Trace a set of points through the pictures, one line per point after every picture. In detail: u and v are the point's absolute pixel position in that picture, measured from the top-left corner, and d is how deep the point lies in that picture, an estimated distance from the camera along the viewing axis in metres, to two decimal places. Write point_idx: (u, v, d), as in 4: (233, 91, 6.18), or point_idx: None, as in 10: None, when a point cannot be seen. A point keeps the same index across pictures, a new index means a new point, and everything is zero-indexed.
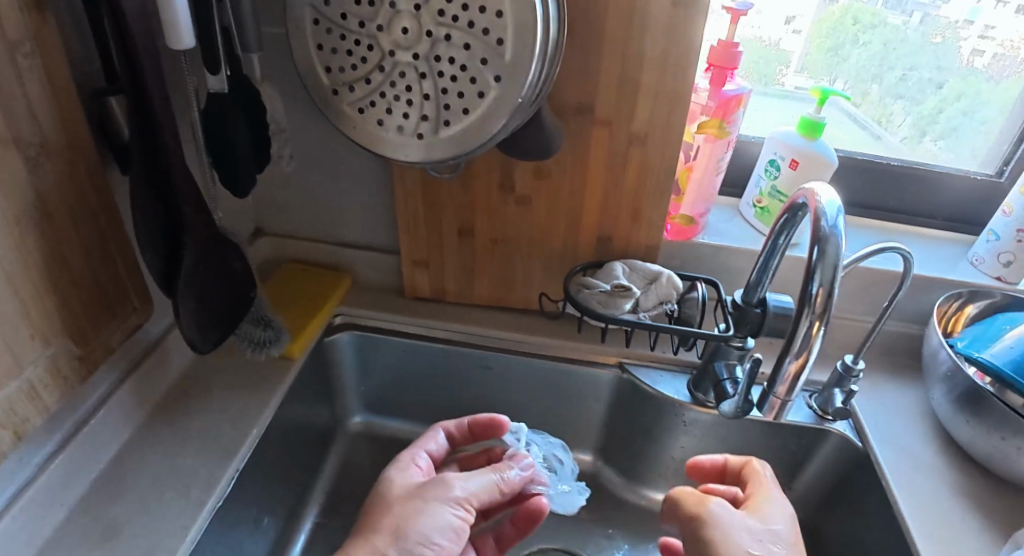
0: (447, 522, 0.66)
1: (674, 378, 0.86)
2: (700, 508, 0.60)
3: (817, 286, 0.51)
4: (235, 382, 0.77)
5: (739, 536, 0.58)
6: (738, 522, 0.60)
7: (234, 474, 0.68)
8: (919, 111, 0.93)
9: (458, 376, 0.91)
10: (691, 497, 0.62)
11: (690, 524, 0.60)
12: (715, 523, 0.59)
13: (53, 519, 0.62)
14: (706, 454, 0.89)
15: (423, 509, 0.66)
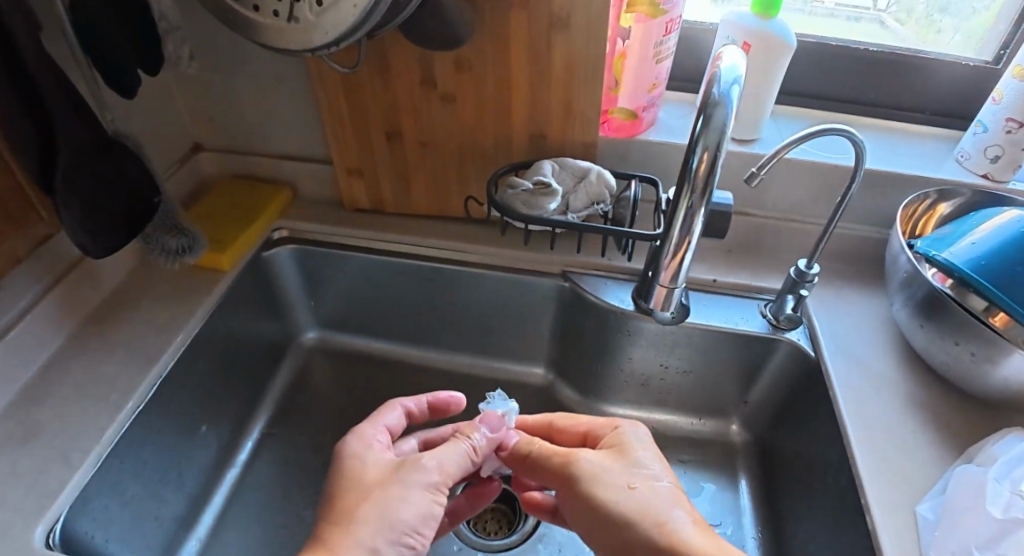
0: (425, 505, 0.57)
1: (619, 287, 0.82)
2: (566, 465, 0.60)
3: (699, 154, 0.55)
4: (165, 294, 0.76)
5: (611, 479, 0.58)
6: (604, 465, 0.59)
7: (156, 381, 0.67)
8: (969, 28, 0.83)
9: (404, 289, 0.88)
10: (558, 456, 0.61)
11: (565, 486, 0.59)
12: (585, 474, 0.58)
13: None
14: (656, 366, 0.86)
15: (402, 491, 0.57)
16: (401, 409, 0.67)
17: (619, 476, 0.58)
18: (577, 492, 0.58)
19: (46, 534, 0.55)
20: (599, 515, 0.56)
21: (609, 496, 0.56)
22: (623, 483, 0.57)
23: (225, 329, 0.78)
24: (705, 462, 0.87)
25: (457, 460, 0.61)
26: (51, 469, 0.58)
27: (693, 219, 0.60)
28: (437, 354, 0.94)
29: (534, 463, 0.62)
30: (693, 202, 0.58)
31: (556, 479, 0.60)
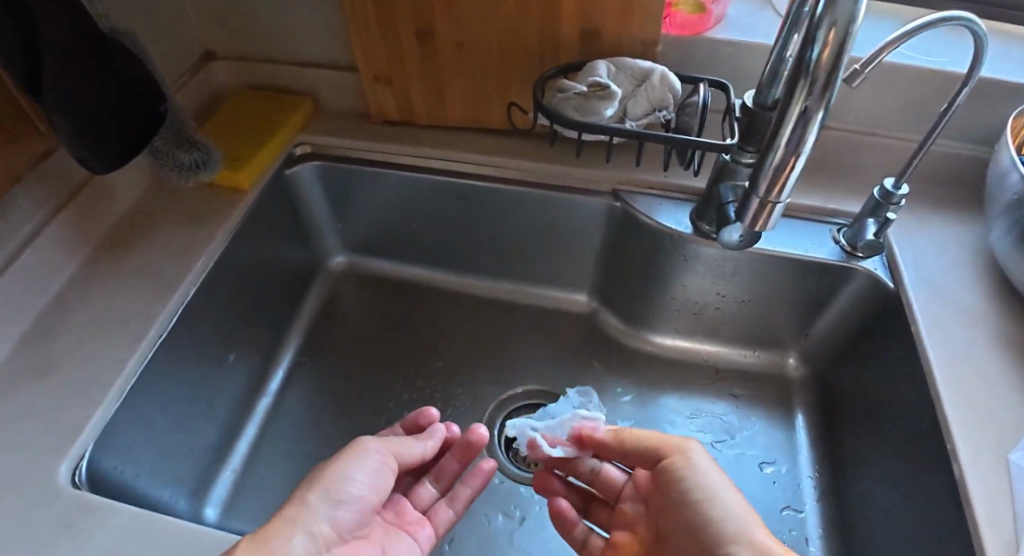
0: (372, 466, 0.56)
1: (675, 208, 0.74)
2: (683, 450, 0.58)
3: (819, 43, 0.46)
4: (182, 216, 0.70)
5: (720, 471, 0.57)
6: (714, 462, 0.57)
7: (177, 310, 0.63)
8: None
9: (437, 209, 0.82)
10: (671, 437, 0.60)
11: (673, 469, 0.57)
12: (702, 459, 0.57)
13: None
14: (712, 295, 0.79)
15: (346, 456, 0.56)
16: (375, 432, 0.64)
17: (727, 478, 0.57)
18: (688, 479, 0.56)
19: (72, 472, 0.51)
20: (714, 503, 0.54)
21: (716, 484, 0.55)
22: (729, 482, 0.56)
23: (249, 252, 0.73)
24: (758, 397, 0.81)
25: (411, 442, 0.60)
26: (73, 404, 0.55)
27: (806, 128, 0.49)
28: (474, 279, 0.88)
29: (633, 451, 0.61)
30: (808, 105, 0.48)
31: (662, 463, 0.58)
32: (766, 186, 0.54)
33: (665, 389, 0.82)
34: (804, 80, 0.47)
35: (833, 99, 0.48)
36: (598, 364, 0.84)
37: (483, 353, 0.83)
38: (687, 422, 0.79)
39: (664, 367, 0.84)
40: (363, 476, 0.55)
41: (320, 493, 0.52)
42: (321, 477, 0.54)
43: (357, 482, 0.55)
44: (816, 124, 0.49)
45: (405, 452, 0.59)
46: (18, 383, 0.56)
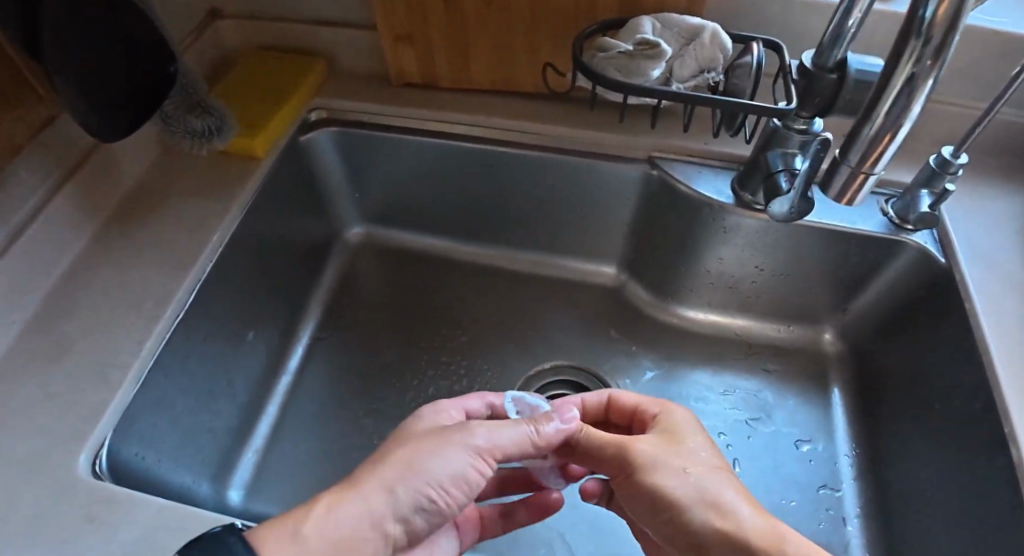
0: (464, 466, 0.51)
1: (716, 177, 0.70)
2: (623, 459, 0.53)
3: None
4: (194, 187, 0.66)
5: (669, 462, 0.52)
6: (659, 455, 0.53)
7: (193, 289, 0.59)
8: None
9: (461, 178, 0.77)
10: (614, 441, 0.54)
11: (620, 479, 0.54)
12: (641, 462, 0.52)
13: (4, 338, 0.54)
14: (750, 269, 0.75)
15: (447, 444, 0.51)
16: (484, 401, 0.62)
17: (678, 460, 0.52)
18: (635, 486, 0.52)
19: (92, 462, 0.48)
20: (662, 503, 0.50)
21: (667, 479, 0.51)
22: (678, 466, 0.52)
23: (265, 225, 0.69)
24: (793, 373, 0.79)
25: (515, 438, 0.54)
26: (90, 389, 0.52)
27: (913, 98, 0.45)
28: (498, 252, 0.85)
29: (579, 453, 0.57)
30: (916, 72, 0.44)
31: (611, 468, 0.55)
32: (857, 160, 0.49)
33: (697, 364, 0.79)
34: (915, 41, 0.43)
35: (946, 63, 0.43)
36: (627, 340, 0.81)
37: (509, 328, 0.80)
38: (720, 399, 0.77)
39: (696, 342, 0.81)
40: (452, 476, 0.50)
41: (407, 488, 0.48)
42: (410, 465, 0.49)
43: (444, 481, 0.50)
44: (923, 94, 0.45)
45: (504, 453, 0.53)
46: (29, 368, 0.53)
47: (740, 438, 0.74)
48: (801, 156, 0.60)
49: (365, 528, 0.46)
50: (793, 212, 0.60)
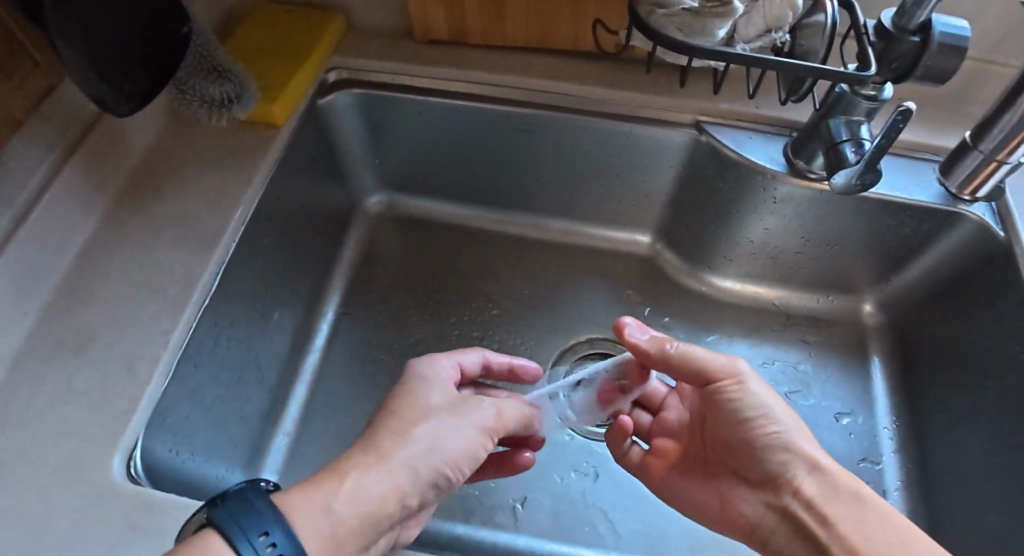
0: (473, 440, 0.50)
1: (767, 143, 0.66)
2: (734, 373, 0.54)
3: None
4: (209, 159, 0.61)
5: (769, 390, 0.54)
6: (762, 381, 0.54)
7: (219, 270, 0.55)
8: None
9: (491, 143, 0.72)
10: (720, 359, 0.54)
11: (722, 393, 0.54)
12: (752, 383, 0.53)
13: (20, 331, 0.50)
14: (796, 239, 0.72)
15: (452, 415, 0.50)
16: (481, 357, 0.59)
17: (777, 395, 0.54)
18: (740, 401, 0.53)
19: (126, 463, 0.45)
20: (770, 423, 0.52)
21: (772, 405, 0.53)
22: (779, 400, 0.54)
23: (286, 196, 0.64)
24: (834, 344, 0.76)
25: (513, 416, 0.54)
26: (117, 382, 0.48)
27: None
28: (527, 221, 0.80)
29: (671, 366, 0.56)
30: None
31: (713, 382, 0.54)
32: None
33: (735, 335, 0.77)
34: None
35: None
36: (662, 311, 0.78)
37: (540, 300, 0.77)
38: (760, 370, 0.74)
39: (734, 312, 0.78)
40: (464, 454, 0.49)
41: (426, 456, 0.46)
42: (425, 435, 0.47)
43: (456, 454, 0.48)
44: None
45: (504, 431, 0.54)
46: (49, 364, 0.49)
47: None
48: (865, 124, 0.57)
49: (390, 495, 0.43)
50: (857, 184, 0.56)
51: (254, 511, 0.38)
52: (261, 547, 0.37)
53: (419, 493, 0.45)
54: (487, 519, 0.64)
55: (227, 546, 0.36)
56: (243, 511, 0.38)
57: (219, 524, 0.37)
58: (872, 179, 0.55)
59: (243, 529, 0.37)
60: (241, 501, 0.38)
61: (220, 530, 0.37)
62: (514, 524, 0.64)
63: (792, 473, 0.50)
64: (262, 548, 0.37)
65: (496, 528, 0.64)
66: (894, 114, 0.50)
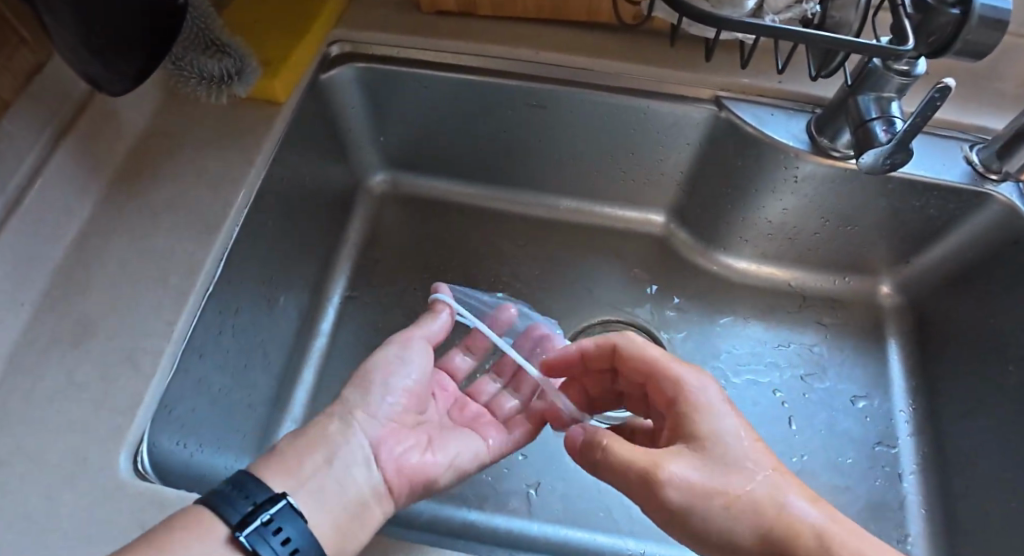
0: (402, 356, 0.53)
1: (789, 120, 0.63)
2: (654, 496, 0.41)
3: None
4: (208, 138, 0.58)
5: (707, 498, 0.40)
6: (694, 483, 0.41)
7: (221, 257, 0.52)
8: None
9: (501, 120, 0.69)
10: (636, 473, 0.42)
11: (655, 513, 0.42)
12: (680, 498, 0.40)
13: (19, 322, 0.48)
14: (815, 220, 0.70)
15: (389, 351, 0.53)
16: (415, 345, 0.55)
17: (721, 494, 0.40)
18: (676, 524, 0.41)
19: (133, 459, 0.44)
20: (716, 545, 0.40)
21: (712, 524, 0.40)
22: (724, 499, 0.40)
23: (289, 177, 0.62)
24: (850, 326, 0.75)
25: (438, 320, 0.56)
26: (119, 376, 0.46)
27: None
28: (537, 201, 0.78)
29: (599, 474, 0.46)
30: None
31: (641, 495, 0.43)
32: None
33: (750, 317, 0.75)
34: None
35: None
36: (676, 293, 0.76)
37: (551, 282, 0.75)
38: (775, 353, 0.73)
39: (749, 293, 0.76)
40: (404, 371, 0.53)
41: (351, 391, 0.50)
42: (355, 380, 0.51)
43: (389, 375, 0.52)
44: None
45: (436, 334, 0.56)
46: (50, 356, 0.47)
47: (796, 393, 0.70)
48: (895, 101, 0.55)
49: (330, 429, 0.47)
50: (887, 164, 0.53)
51: (233, 481, 0.40)
52: (240, 504, 0.39)
53: (359, 418, 0.49)
54: (500, 506, 0.63)
55: (209, 510, 0.38)
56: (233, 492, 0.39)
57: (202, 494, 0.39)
58: (904, 159, 0.53)
59: (223, 493, 0.39)
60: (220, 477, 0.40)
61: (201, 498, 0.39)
62: (527, 510, 0.63)
63: None
64: (243, 506, 0.39)
65: (508, 516, 0.63)
66: (931, 93, 0.48)
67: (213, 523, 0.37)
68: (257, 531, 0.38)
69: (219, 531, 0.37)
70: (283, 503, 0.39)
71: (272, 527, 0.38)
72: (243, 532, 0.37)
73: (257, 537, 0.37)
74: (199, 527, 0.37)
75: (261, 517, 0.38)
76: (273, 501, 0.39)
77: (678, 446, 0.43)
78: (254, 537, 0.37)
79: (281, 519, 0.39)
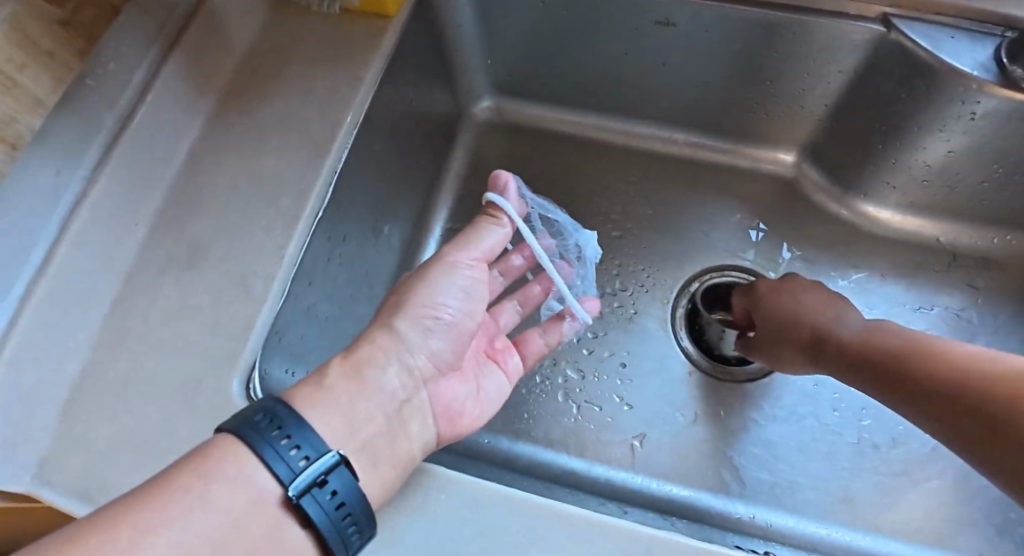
0: (464, 286, 0.45)
1: (973, 44, 0.54)
2: (873, 339, 0.48)
3: None
4: (316, 53, 0.55)
5: (859, 336, 0.49)
6: (871, 329, 0.49)
7: (332, 179, 0.50)
8: None
9: (624, 39, 0.62)
10: (853, 329, 0.50)
11: (865, 354, 0.48)
12: (881, 335, 0.48)
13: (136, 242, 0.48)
14: (983, 169, 0.60)
15: (438, 273, 0.45)
16: (469, 272, 0.46)
17: (863, 335, 0.49)
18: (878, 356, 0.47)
19: (246, 385, 0.43)
20: (875, 368, 0.47)
21: (876, 347, 0.47)
22: (872, 335, 0.49)
23: (396, 99, 0.58)
24: (1006, 291, 0.66)
25: (498, 234, 0.47)
26: (232, 300, 0.45)
27: None
28: (653, 132, 0.71)
29: (815, 346, 0.53)
30: None
31: (847, 347, 0.50)
32: None
33: (888, 274, 0.67)
34: None
35: None
36: (790, 245, 0.69)
37: (663, 223, 0.70)
38: (916, 315, 0.65)
39: (888, 246, 0.68)
40: (455, 301, 0.45)
41: (407, 323, 0.43)
42: (403, 310, 0.43)
43: (447, 308, 0.44)
44: None
45: (491, 253, 0.48)
46: (164, 275, 0.47)
47: None
48: None
49: (389, 378, 0.41)
50: None
51: (274, 418, 0.35)
52: (289, 456, 0.34)
53: (417, 360, 0.43)
54: (603, 456, 0.60)
55: (252, 455, 0.33)
56: (269, 428, 0.34)
57: (239, 432, 0.34)
58: None
59: (266, 437, 0.34)
60: (258, 411, 0.35)
61: (240, 437, 0.34)
62: (631, 461, 0.60)
63: (908, 402, 0.44)
64: (292, 461, 0.34)
65: (610, 466, 0.59)
66: None
67: (259, 475, 0.33)
68: (309, 492, 0.33)
69: (267, 486, 0.33)
70: (333, 459, 0.34)
71: (324, 488, 0.34)
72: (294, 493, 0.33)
73: (309, 500, 0.33)
74: (244, 475, 0.33)
75: (312, 475, 0.34)
76: (324, 456, 0.34)
77: (818, 319, 0.53)
78: (305, 499, 0.33)
79: (334, 478, 0.34)
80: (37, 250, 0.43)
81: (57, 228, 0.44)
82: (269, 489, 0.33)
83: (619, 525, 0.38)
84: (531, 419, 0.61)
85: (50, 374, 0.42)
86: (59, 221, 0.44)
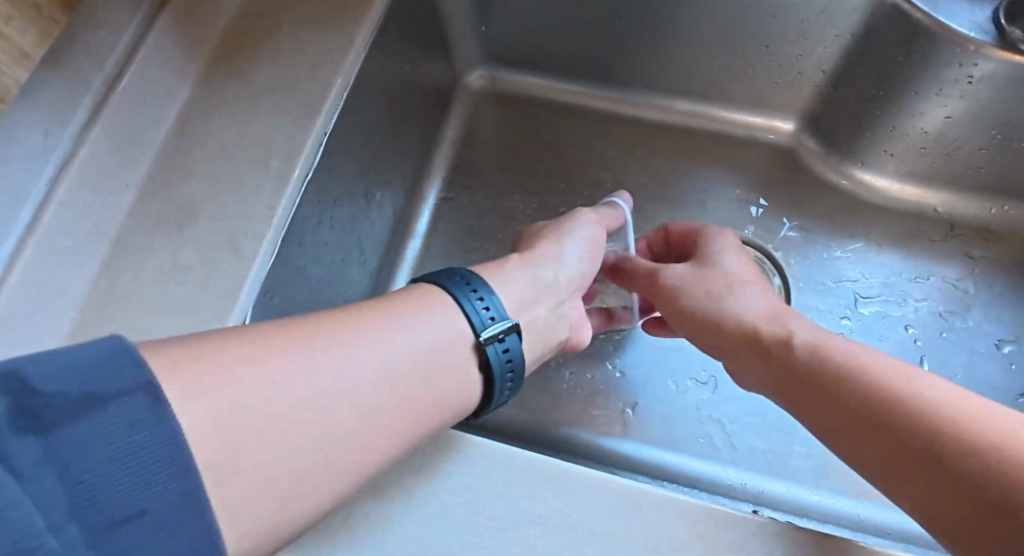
0: (591, 233, 0.49)
1: (971, 6, 0.54)
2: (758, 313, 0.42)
3: None
4: (306, 15, 0.54)
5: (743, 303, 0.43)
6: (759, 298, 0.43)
7: (322, 141, 0.49)
8: None
9: (621, 4, 0.62)
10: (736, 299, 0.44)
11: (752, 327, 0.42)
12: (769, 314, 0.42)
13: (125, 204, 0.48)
14: (980, 136, 0.59)
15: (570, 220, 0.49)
16: (599, 224, 0.50)
17: (751, 303, 0.43)
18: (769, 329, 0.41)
19: None
20: (762, 342, 0.41)
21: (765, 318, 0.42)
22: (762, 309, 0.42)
23: (389, 64, 0.58)
24: (1002, 262, 0.65)
25: (615, 212, 0.52)
26: (221, 261, 0.45)
27: None
28: (649, 103, 0.71)
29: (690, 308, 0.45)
30: None
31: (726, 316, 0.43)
32: None
33: (884, 244, 0.67)
34: None
35: None
36: (788, 216, 0.68)
37: (658, 193, 0.69)
38: (911, 285, 0.65)
39: (884, 216, 0.67)
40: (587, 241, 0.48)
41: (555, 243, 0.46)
42: (544, 236, 0.47)
43: (580, 245, 0.47)
44: None
45: (609, 223, 0.51)
46: (154, 236, 0.47)
47: (930, 332, 0.63)
48: None
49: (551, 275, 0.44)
50: None
51: (467, 281, 0.38)
52: (478, 310, 0.36)
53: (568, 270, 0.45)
54: (596, 423, 0.60)
55: (451, 301, 0.36)
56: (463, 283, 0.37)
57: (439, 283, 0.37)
58: None
59: (462, 291, 0.37)
60: (454, 275, 0.38)
61: (441, 287, 0.37)
62: (624, 430, 0.60)
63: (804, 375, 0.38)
64: (482, 314, 0.36)
65: (604, 434, 0.60)
66: None
67: (455, 318, 0.35)
68: (493, 341, 0.36)
69: (460, 329, 0.35)
70: (513, 325, 0.37)
71: (503, 345, 0.36)
72: (481, 339, 0.35)
73: (490, 350, 0.36)
74: (443, 316, 0.35)
75: (496, 330, 0.36)
76: (505, 319, 0.37)
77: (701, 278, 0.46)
78: (489, 347, 0.36)
79: (511, 339, 0.37)
80: (26, 207, 0.43)
81: (44, 188, 0.44)
82: (460, 331, 0.35)
83: (603, 479, 0.38)
84: (525, 386, 0.62)
85: (37, 331, 0.42)
86: (46, 182, 0.44)
